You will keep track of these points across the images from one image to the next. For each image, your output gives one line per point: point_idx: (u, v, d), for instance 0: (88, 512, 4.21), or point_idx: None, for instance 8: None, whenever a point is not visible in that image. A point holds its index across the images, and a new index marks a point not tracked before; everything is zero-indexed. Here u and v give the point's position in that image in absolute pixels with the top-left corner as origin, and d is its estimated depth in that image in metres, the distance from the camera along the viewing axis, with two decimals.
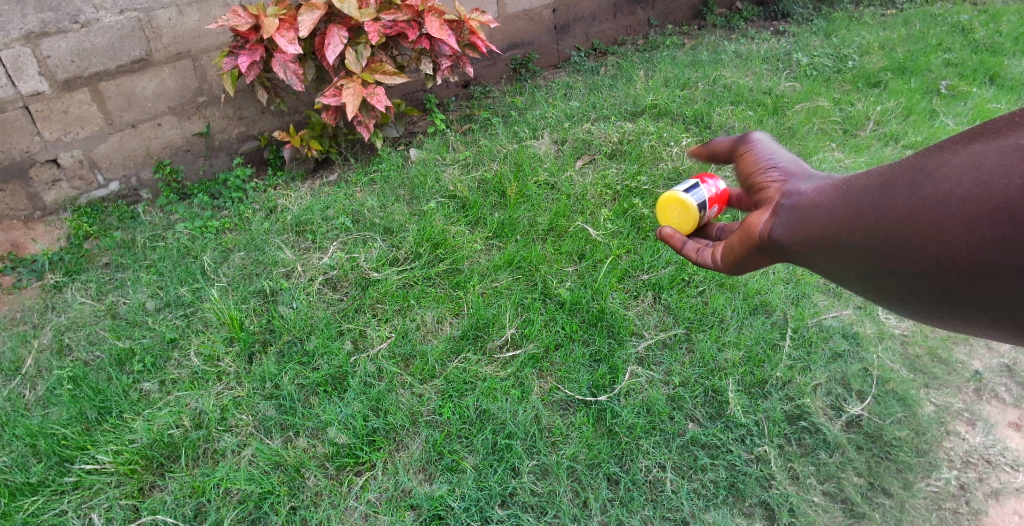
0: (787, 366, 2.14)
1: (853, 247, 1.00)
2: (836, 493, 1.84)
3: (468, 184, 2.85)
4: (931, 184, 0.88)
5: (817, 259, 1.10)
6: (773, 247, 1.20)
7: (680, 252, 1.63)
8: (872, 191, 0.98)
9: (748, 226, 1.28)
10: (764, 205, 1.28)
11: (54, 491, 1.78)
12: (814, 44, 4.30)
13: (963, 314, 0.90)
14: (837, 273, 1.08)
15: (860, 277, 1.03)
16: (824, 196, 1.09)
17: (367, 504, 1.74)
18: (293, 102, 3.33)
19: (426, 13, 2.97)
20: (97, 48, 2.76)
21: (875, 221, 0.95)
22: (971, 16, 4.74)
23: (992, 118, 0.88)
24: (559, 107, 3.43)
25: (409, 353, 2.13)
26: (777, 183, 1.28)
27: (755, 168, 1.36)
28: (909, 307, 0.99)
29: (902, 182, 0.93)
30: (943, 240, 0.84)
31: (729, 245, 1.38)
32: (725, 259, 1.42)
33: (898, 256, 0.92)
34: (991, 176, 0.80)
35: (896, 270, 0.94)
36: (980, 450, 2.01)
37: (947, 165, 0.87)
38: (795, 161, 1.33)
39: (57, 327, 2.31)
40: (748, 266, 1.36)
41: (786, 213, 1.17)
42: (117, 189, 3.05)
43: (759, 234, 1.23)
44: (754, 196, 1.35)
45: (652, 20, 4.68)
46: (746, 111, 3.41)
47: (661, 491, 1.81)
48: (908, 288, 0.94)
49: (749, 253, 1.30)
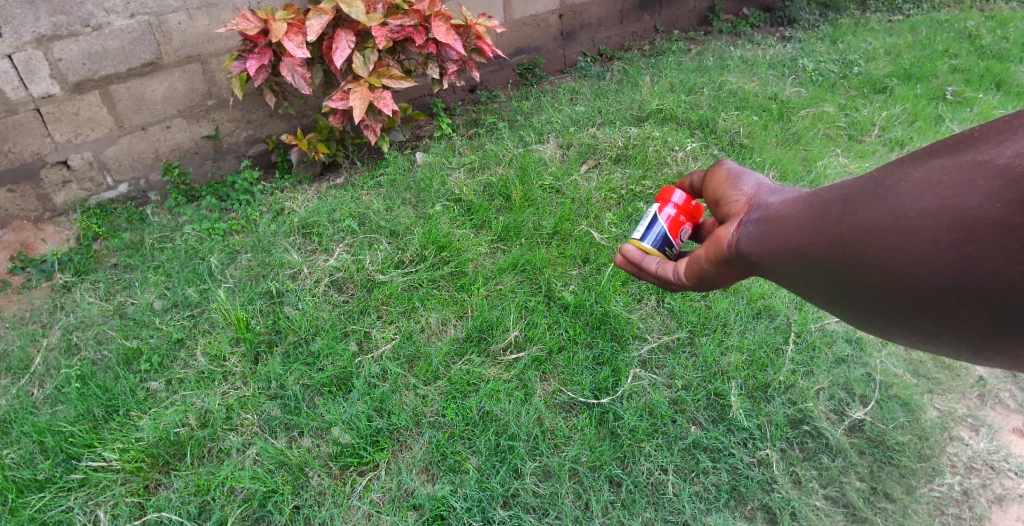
0: (789, 370, 2.14)
1: (822, 261, 0.99)
2: (838, 497, 1.84)
3: (474, 188, 2.86)
4: (892, 197, 0.87)
5: (786, 273, 1.09)
6: (741, 260, 1.20)
7: (634, 266, 1.64)
8: (841, 210, 0.95)
9: (715, 238, 1.29)
10: (732, 218, 1.29)
11: (61, 488, 1.80)
12: (820, 50, 4.31)
13: (931, 330, 0.88)
14: (807, 289, 1.05)
15: (830, 291, 1.01)
16: (795, 214, 1.07)
17: (370, 504, 1.76)
18: (301, 106, 3.36)
19: (432, 18, 3.00)
20: (108, 51, 2.79)
21: (841, 234, 0.94)
22: (978, 22, 4.74)
23: (947, 136, 0.87)
24: (565, 112, 3.44)
25: (413, 354, 2.15)
26: (747, 199, 1.28)
27: (729, 185, 1.37)
28: (878, 323, 0.97)
29: (870, 201, 0.90)
30: (911, 255, 0.83)
31: (696, 258, 1.38)
32: (688, 274, 1.43)
33: (865, 270, 0.90)
34: (954, 189, 0.79)
35: (865, 284, 0.92)
36: (983, 456, 2.00)
37: (911, 179, 0.86)
38: (761, 179, 1.33)
39: (67, 326, 2.34)
40: (715, 280, 1.36)
41: (755, 226, 1.16)
42: (126, 191, 3.09)
43: (725, 244, 1.24)
44: (724, 211, 1.35)
45: (659, 26, 4.69)
46: (751, 117, 3.42)
47: (663, 493, 1.82)
48: (877, 303, 0.92)
49: (718, 268, 1.30)
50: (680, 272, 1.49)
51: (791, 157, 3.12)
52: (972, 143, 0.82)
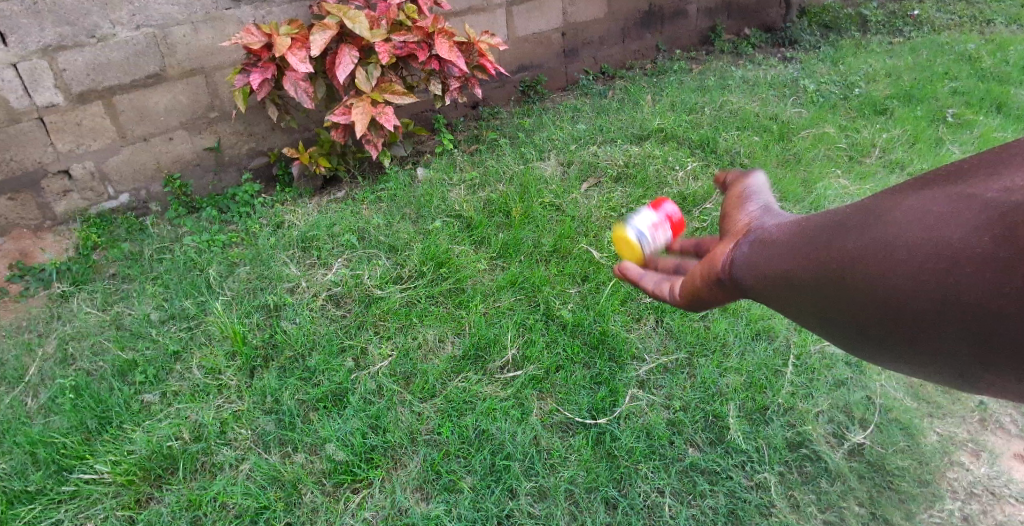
0: (789, 393, 2.13)
1: (806, 287, 0.94)
2: (837, 522, 1.82)
3: (474, 204, 2.87)
4: (880, 223, 0.83)
5: (772, 296, 1.04)
6: (732, 283, 1.14)
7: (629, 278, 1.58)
8: (828, 236, 0.91)
9: (710, 259, 1.22)
10: (728, 238, 1.21)
11: (51, 500, 1.78)
12: (821, 71, 4.34)
13: (922, 359, 0.84)
14: (794, 314, 1.01)
15: (815, 317, 0.96)
16: (784, 237, 1.02)
17: (363, 522, 1.73)
18: (303, 120, 3.37)
19: (436, 34, 3.02)
20: (113, 63, 2.81)
21: (827, 259, 0.89)
22: (978, 45, 4.77)
23: (941, 164, 0.84)
24: (566, 129, 3.46)
25: (410, 371, 2.14)
26: (748, 221, 1.20)
27: (735, 201, 1.29)
28: (865, 349, 0.93)
29: (856, 227, 0.86)
30: (893, 285, 0.79)
31: (688, 276, 1.31)
32: (677, 293, 1.35)
33: (848, 299, 0.86)
34: (941, 220, 0.74)
35: (847, 312, 0.88)
36: (984, 482, 1.98)
37: (898, 206, 0.81)
38: (770, 202, 1.24)
39: (63, 336, 2.33)
40: (704, 302, 1.29)
41: (748, 247, 1.10)
42: (126, 201, 3.09)
43: (719, 266, 1.17)
44: (723, 230, 1.27)
45: (661, 46, 4.73)
46: (751, 137, 3.44)
47: (659, 516, 1.80)
48: (863, 332, 0.88)
49: (706, 289, 1.23)
50: (669, 290, 1.40)
51: (791, 177, 3.13)
52: (964, 174, 0.78)
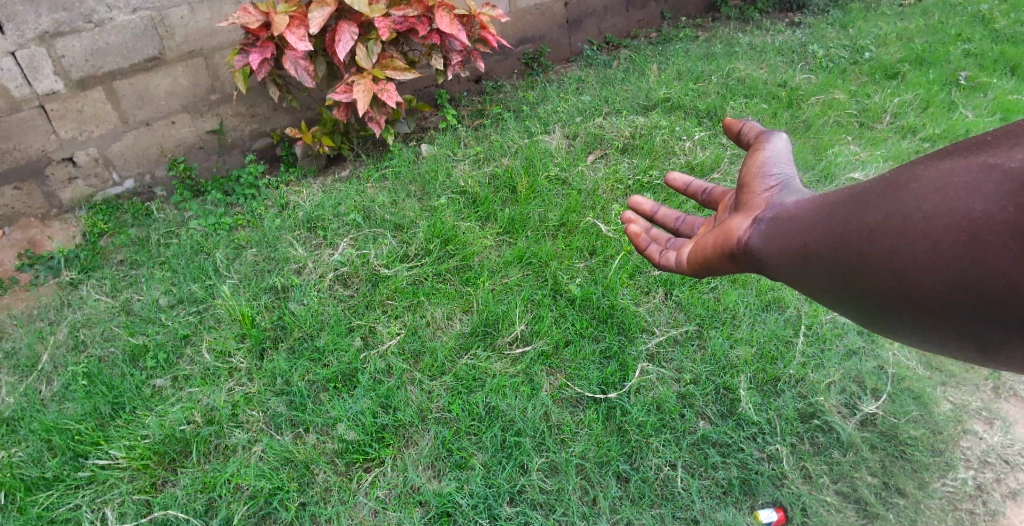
0: (800, 363, 2.11)
1: (822, 261, 0.98)
2: (850, 492, 1.82)
3: (479, 179, 2.84)
4: (898, 197, 0.86)
5: (787, 273, 1.08)
6: (747, 256, 1.20)
7: (643, 252, 1.66)
8: (847, 210, 0.95)
9: (726, 232, 1.29)
10: (746, 213, 1.29)
11: (69, 486, 1.81)
12: (831, 35, 4.23)
13: (934, 334, 0.87)
14: (809, 289, 1.05)
15: (829, 294, 0.99)
16: (804, 213, 1.07)
17: (376, 501, 1.75)
18: (305, 99, 3.33)
19: (436, 8, 2.96)
20: (111, 47, 2.78)
21: (845, 234, 0.93)
22: (992, 5, 4.63)
23: (959, 140, 0.88)
24: (571, 101, 3.40)
25: (418, 348, 2.13)
26: (766, 196, 1.28)
27: (753, 174, 1.36)
28: (877, 325, 0.96)
29: (876, 200, 0.90)
30: (911, 257, 0.82)
31: (703, 246, 1.38)
32: (691, 260, 1.44)
33: (864, 273, 0.90)
34: (961, 192, 0.78)
35: (861, 286, 0.91)
36: (998, 450, 1.97)
37: (917, 180, 0.85)
38: (788, 177, 1.31)
39: (73, 323, 2.34)
40: (715, 271, 1.37)
41: (767, 223, 1.17)
42: (131, 187, 3.09)
43: (736, 239, 1.24)
44: (741, 202, 1.34)
45: (666, 14, 4.62)
46: (759, 104, 3.36)
47: (672, 489, 1.81)
48: (877, 307, 0.91)
49: (721, 259, 1.30)
50: (684, 258, 1.49)
51: (800, 145, 3.07)
52: (983, 148, 0.82)
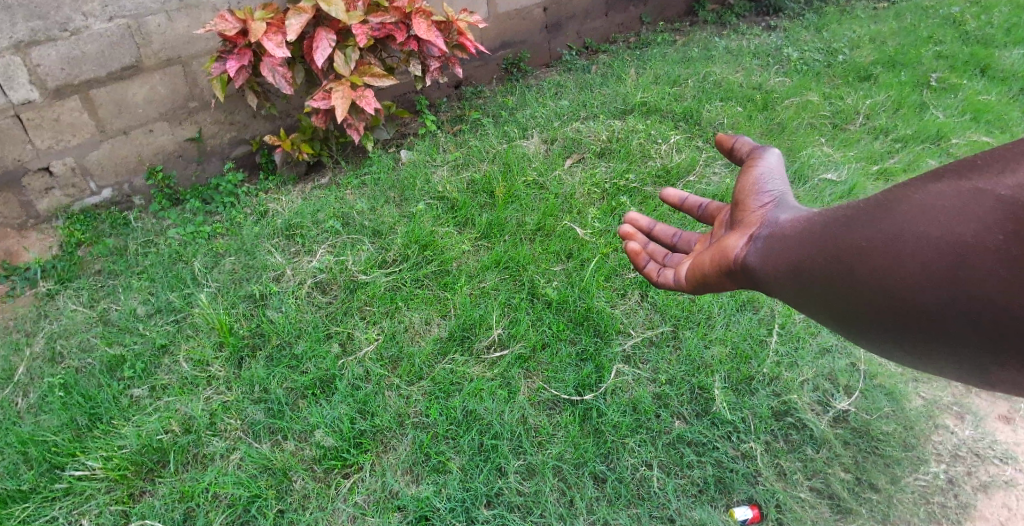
0: (774, 362, 2.14)
1: (817, 278, 1.00)
2: (823, 488, 1.86)
3: (457, 185, 2.85)
4: (890, 218, 0.90)
5: (781, 287, 1.11)
6: (743, 272, 1.23)
7: (642, 270, 1.69)
8: (841, 229, 0.97)
9: (723, 250, 1.32)
10: (742, 230, 1.31)
11: (45, 498, 1.80)
12: (806, 38, 4.29)
13: (927, 352, 0.89)
14: (804, 304, 1.07)
15: (823, 311, 1.02)
16: (799, 230, 1.09)
17: (355, 506, 1.76)
18: (284, 107, 3.32)
19: (413, 15, 2.98)
20: (87, 56, 2.77)
21: (837, 250, 0.96)
22: (963, 8, 4.72)
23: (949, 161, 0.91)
24: (549, 106, 3.42)
25: (396, 354, 2.14)
26: (761, 213, 1.31)
27: (748, 190, 1.39)
28: (873, 342, 0.98)
29: (868, 221, 0.93)
30: (901, 273, 0.85)
31: (701, 263, 1.41)
32: (690, 278, 1.46)
33: (859, 291, 0.92)
34: (952, 216, 0.81)
35: (856, 305, 0.94)
36: (969, 444, 2.02)
37: (908, 201, 0.89)
38: (783, 193, 1.34)
39: (49, 334, 2.32)
40: (713, 287, 1.40)
41: (762, 241, 1.19)
42: (109, 196, 3.07)
43: (733, 257, 1.27)
44: (738, 219, 1.37)
45: (644, 17, 4.66)
46: (735, 107, 3.41)
47: (649, 488, 1.83)
48: (872, 325, 0.93)
49: (721, 276, 1.33)
50: (682, 275, 1.53)
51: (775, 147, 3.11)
52: (973, 170, 0.85)
